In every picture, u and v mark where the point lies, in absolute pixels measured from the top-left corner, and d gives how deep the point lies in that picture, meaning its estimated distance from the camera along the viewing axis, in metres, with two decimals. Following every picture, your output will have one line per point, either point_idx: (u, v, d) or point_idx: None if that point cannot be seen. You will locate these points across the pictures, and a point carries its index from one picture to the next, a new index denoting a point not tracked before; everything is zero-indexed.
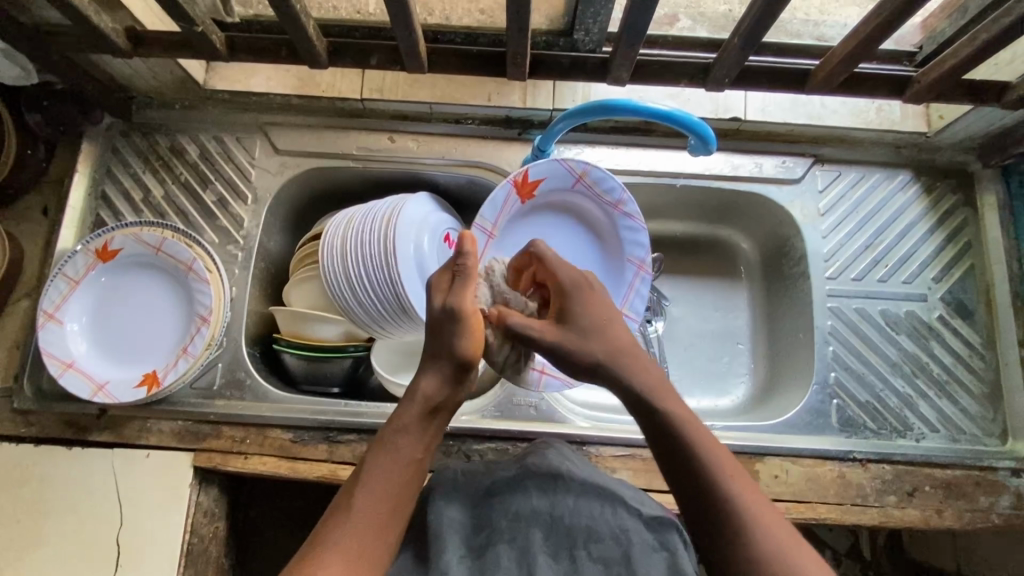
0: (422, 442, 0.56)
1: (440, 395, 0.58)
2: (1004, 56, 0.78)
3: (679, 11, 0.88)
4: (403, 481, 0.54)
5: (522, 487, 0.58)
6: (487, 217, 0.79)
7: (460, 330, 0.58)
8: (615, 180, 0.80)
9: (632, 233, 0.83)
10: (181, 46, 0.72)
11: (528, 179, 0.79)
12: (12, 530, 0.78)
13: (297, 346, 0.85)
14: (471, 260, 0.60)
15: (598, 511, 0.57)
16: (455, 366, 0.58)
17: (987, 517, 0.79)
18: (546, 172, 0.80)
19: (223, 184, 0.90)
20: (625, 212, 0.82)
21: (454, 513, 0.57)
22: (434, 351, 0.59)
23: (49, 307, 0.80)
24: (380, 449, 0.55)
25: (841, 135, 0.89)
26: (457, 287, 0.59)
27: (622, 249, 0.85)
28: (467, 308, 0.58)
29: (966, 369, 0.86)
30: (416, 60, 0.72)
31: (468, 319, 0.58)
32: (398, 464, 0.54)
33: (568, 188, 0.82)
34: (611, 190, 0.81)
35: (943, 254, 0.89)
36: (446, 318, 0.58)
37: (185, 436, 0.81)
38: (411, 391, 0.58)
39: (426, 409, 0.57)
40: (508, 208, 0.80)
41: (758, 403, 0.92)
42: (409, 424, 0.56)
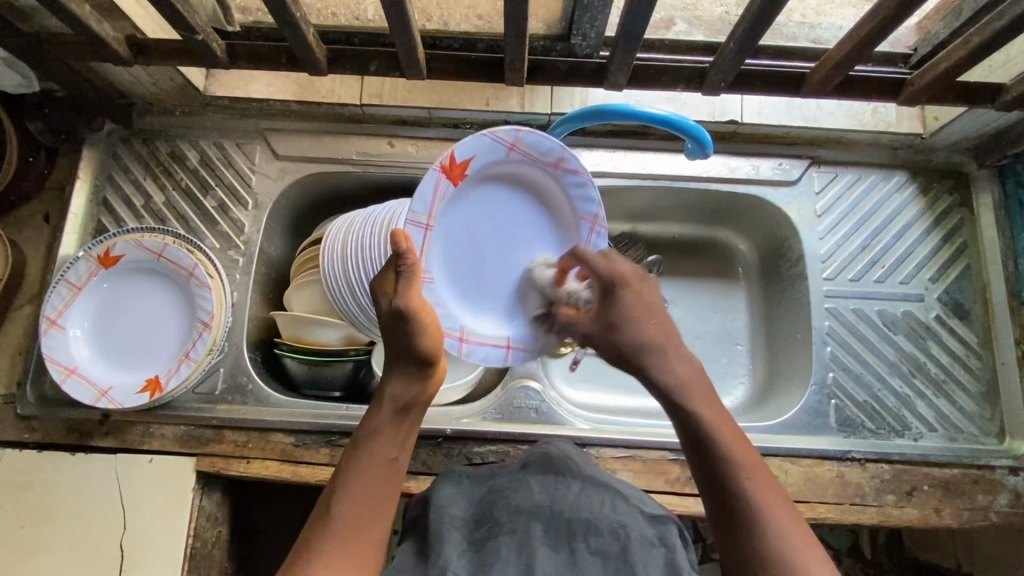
0: (397, 441, 0.57)
1: (408, 394, 0.58)
2: (998, 58, 0.79)
3: (675, 15, 0.89)
4: (382, 480, 0.55)
5: (524, 484, 0.60)
6: (417, 211, 0.58)
7: (412, 330, 0.56)
8: (552, 138, 0.61)
9: (581, 190, 0.66)
10: (182, 54, 0.72)
11: (454, 160, 0.58)
12: (16, 536, 0.78)
13: (298, 351, 0.86)
14: (413, 259, 0.56)
15: (597, 506, 0.57)
16: (415, 364, 0.57)
17: (986, 515, 0.80)
18: (473, 148, 0.59)
19: (224, 190, 0.90)
20: (568, 170, 0.64)
21: (457, 509, 0.59)
22: (395, 353, 0.58)
23: (52, 313, 0.80)
24: (356, 454, 0.56)
25: (837, 137, 0.90)
26: (402, 288, 0.56)
27: (572, 210, 0.67)
28: (415, 308, 0.56)
29: (963, 368, 0.86)
30: (415, 66, 0.72)
31: (420, 318, 0.56)
32: (375, 465, 0.55)
33: (502, 159, 0.62)
34: (551, 150, 0.62)
35: (940, 254, 0.90)
36: (397, 320, 0.56)
37: (188, 440, 0.82)
38: (379, 395, 0.58)
39: (396, 408, 0.57)
40: (439, 196, 0.59)
41: (757, 403, 0.93)
42: (381, 426, 0.57)
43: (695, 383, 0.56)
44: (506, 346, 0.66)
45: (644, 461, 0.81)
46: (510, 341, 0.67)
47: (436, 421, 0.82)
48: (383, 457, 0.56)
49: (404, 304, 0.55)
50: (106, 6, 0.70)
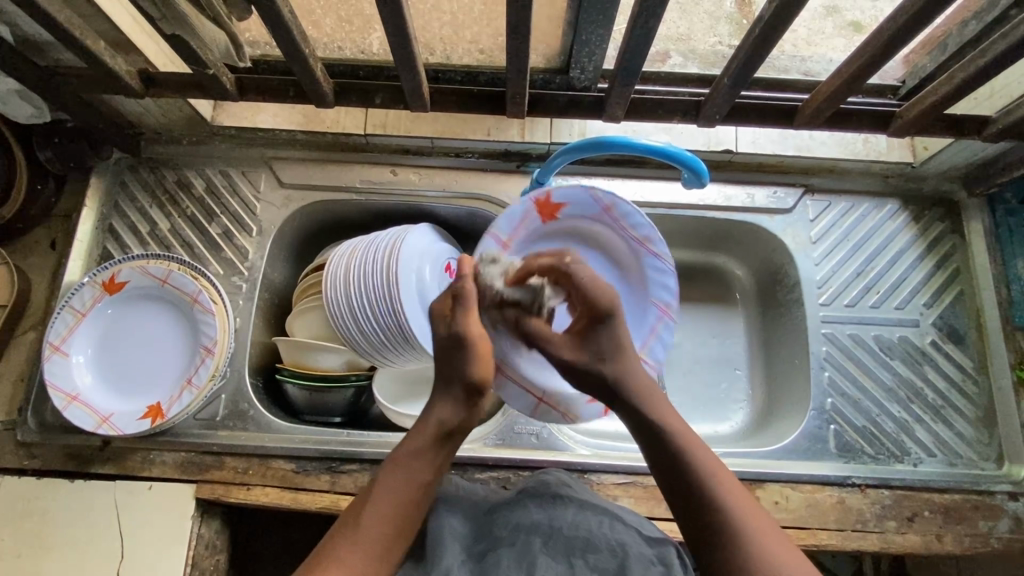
0: (432, 467, 0.59)
1: (453, 421, 0.60)
2: (984, 90, 0.81)
3: (670, 49, 0.91)
4: (409, 501, 0.57)
5: (522, 503, 0.61)
6: (500, 229, 0.73)
7: (466, 357, 0.60)
8: (642, 216, 0.76)
9: (660, 276, 0.78)
10: (192, 86, 0.74)
11: (551, 200, 0.76)
12: (13, 564, 0.77)
13: (299, 376, 0.86)
14: (469, 284, 0.62)
15: (596, 525, 0.58)
16: (463, 392, 0.60)
17: (987, 541, 0.80)
18: (569, 198, 0.76)
19: (229, 217, 0.92)
20: (651, 251, 0.77)
21: (456, 523, 0.60)
22: (445, 381, 0.61)
23: (56, 339, 0.81)
24: (390, 470, 0.58)
25: (830, 165, 0.92)
26: (461, 311, 0.61)
27: (648, 290, 0.79)
28: (473, 334, 0.60)
29: (959, 394, 0.87)
30: (420, 99, 0.74)
31: (476, 345, 0.60)
32: (407, 485, 0.57)
33: (593, 215, 0.78)
34: (638, 226, 0.76)
35: (933, 281, 0.91)
36: (455, 344, 0.60)
37: (188, 467, 0.81)
38: (424, 417, 0.61)
39: (438, 432, 0.59)
40: (527, 222, 0.76)
41: (757, 428, 0.93)
42: (421, 447, 0.59)
43: (652, 393, 0.63)
44: (538, 397, 0.76)
45: (646, 487, 0.81)
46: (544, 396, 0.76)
47: None
48: (418, 479, 0.58)
49: (467, 330, 0.60)
50: (119, 40, 0.72)
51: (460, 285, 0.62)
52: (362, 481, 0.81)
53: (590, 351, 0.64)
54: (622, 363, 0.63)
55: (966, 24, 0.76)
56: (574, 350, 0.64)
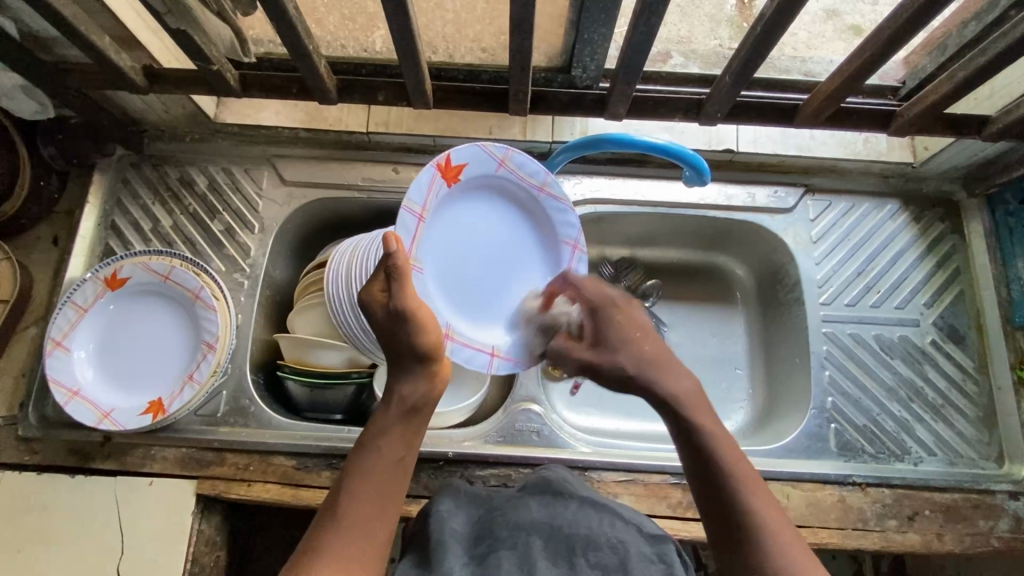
0: (404, 441, 0.59)
1: (416, 393, 0.61)
2: (983, 90, 0.81)
3: (671, 49, 0.92)
4: (386, 479, 0.57)
5: (522, 503, 0.61)
6: (414, 200, 0.64)
7: (411, 331, 0.59)
8: (536, 163, 0.72)
9: (562, 216, 0.75)
10: (196, 83, 0.74)
11: (451, 162, 0.67)
12: (12, 559, 0.77)
13: (301, 373, 0.86)
14: (400, 258, 0.58)
15: (597, 524, 0.58)
16: (416, 364, 0.61)
17: (988, 540, 0.80)
18: (468, 156, 0.68)
19: (231, 214, 0.92)
20: (550, 196, 0.74)
21: (456, 524, 0.60)
22: (398, 359, 0.61)
23: (57, 334, 0.81)
24: (362, 453, 0.58)
25: (831, 165, 0.92)
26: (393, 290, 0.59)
27: (554, 232, 0.76)
28: (412, 305, 0.59)
29: (960, 393, 0.87)
30: (423, 96, 0.75)
31: (416, 316, 0.59)
32: (380, 462, 0.58)
33: (492, 174, 0.71)
34: (535, 173, 0.72)
35: (933, 281, 0.91)
36: (397, 321, 0.59)
37: (188, 463, 0.81)
38: (386, 397, 0.61)
39: (402, 407, 0.60)
40: (435, 191, 0.67)
41: (757, 428, 0.94)
42: (387, 425, 0.59)
43: (696, 401, 0.58)
44: (490, 351, 0.72)
45: (645, 485, 0.81)
46: (494, 348, 0.73)
47: (437, 444, 0.82)
48: (392, 457, 0.58)
49: (403, 304, 0.58)
50: (125, 37, 0.72)
51: (391, 261, 0.58)
52: None
53: (602, 347, 0.63)
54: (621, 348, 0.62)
55: (966, 25, 0.77)
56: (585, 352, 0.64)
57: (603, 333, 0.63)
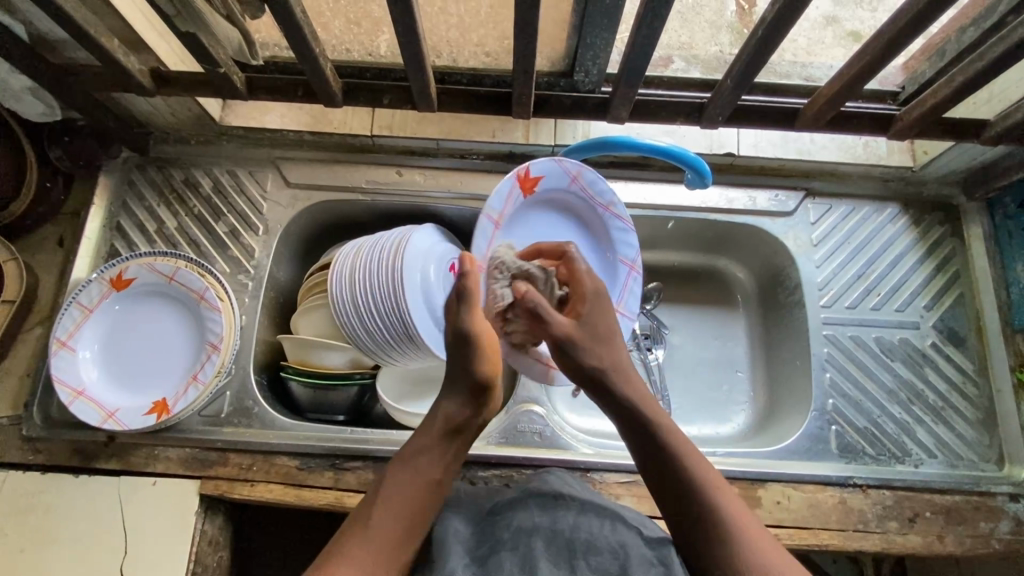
0: (441, 462, 0.63)
1: (461, 416, 0.65)
2: (982, 95, 0.82)
3: (673, 54, 0.93)
4: (419, 496, 0.60)
5: (522, 505, 0.60)
6: (493, 207, 0.77)
7: (472, 353, 0.65)
8: (605, 184, 0.81)
9: (623, 236, 0.85)
10: (203, 85, 0.75)
11: (530, 174, 0.78)
12: (16, 559, 0.77)
13: (304, 374, 0.87)
14: (472, 279, 0.66)
15: (598, 527, 0.58)
16: (468, 390, 0.65)
17: (988, 542, 0.80)
18: (545, 171, 0.79)
19: (236, 216, 0.93)
20: (613, 214, 0.84)
21: (458, 527, 0.60)
22: (452, 377, 0.66)
23: (63, 335, 0.81)
24: (402, 465, 0.62)
25: (831, 169, 0.93)
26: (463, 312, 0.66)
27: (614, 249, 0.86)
28: (478, 332, 0.65)
29: (960, 395, 0.88)
30: (427, 99, 0.75)
31: (479, 342, 0.65)
32: (417, 478, 0.61)
33: (565, 187, 0.81)
34: (602, 192, 0.82)
35: (933, 284, 0.92)
36: (463, 344, 0.65)
37: (192, 463, 0.82)
38: (434, 414, 0.66)
39: (446, 425, 0.64)
40: (513, 198, 0.78)
41: (758, 430, 0.94)
42: (429, 441, 0.63)
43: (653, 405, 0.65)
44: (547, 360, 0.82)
45: (647, 486, 0.81)
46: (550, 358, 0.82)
47: None
48: (428, 475, 0.61)
49: (470, 329, 0.65)
50: (133, 40, 0.73)
51: (462, 281, 0.66)
52: (365, 478, 0.81)
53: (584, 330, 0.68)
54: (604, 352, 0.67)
55: (964, 31, 0.77)
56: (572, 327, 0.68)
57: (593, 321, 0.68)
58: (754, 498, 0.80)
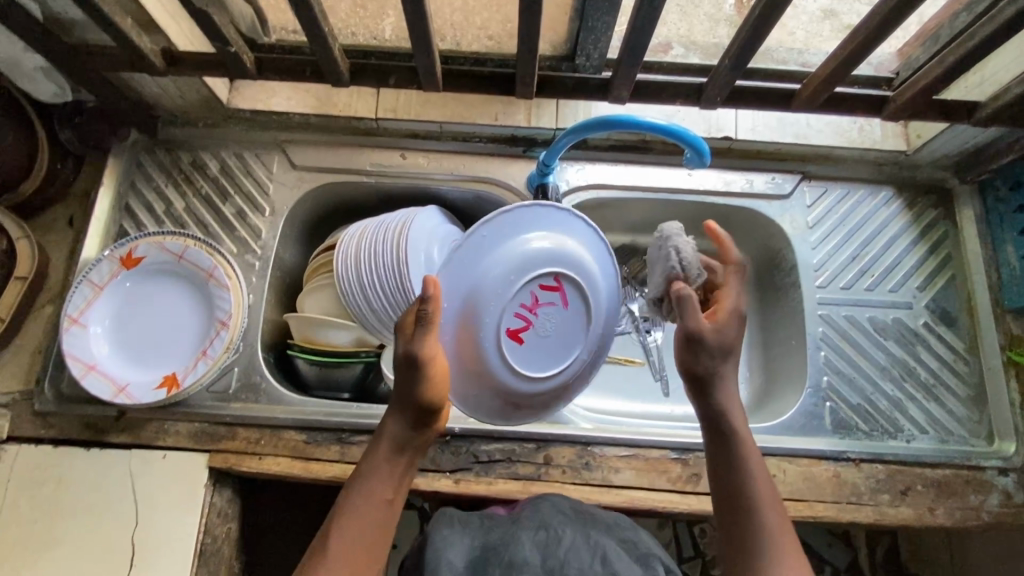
0: (391, 485, 0.62)
1: (406, 436, 0.64)
2: (973, 78, 0.84)
3: (672, 41, 0.96)
4: (374, 521, 0.60)
5: (516, 540, 0.66)
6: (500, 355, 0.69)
7: (421, 378, 0.62)
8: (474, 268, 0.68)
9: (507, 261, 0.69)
10: (213, 66, 0.77)
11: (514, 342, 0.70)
12: (29, 530, 0.79)
13: (309, 351, 0.89)
14: (433, 306, 0.61)
15: (586, 561, 0.63)
16: (414, 411, 0.63)
17: (978, 514, 0.82)
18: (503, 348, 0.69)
19: (242, 197, 0.94)
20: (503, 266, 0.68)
21: (452, 555, 0.66)
22: (398, 399, 0.64)
23: (74, 311, 0.83)
24: (352, 491, 0.61)
25: (826, 153, 0.95)
26: (421, 333, 0.61)
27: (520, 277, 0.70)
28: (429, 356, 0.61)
29: (951, 372, 0.90)
30: (432, 79, 0.76)
31: (430, 367, 0.62)
32: (368, 507, 0.60)
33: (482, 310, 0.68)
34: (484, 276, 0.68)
35: (926, 265, 0.94)
36: (412, 367, 0.61)
37: (201, 437, 0.83)
38: (378, 434, 0.64)
39: (392, 448, 0.63)
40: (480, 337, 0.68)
41: (755, 408, 0.96)
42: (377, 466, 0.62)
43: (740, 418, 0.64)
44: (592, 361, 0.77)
45: (646, 460, 0.83)
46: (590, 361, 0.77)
47: None
48: (379, 499, 0.61)
49: (420, 352, 0.61)
50: (144, 19, 0.74)
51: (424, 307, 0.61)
52: None
53: (719, 336, 0.65)
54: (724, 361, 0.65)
55: (957, 16, 0.79)
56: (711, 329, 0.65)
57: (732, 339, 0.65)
58: None
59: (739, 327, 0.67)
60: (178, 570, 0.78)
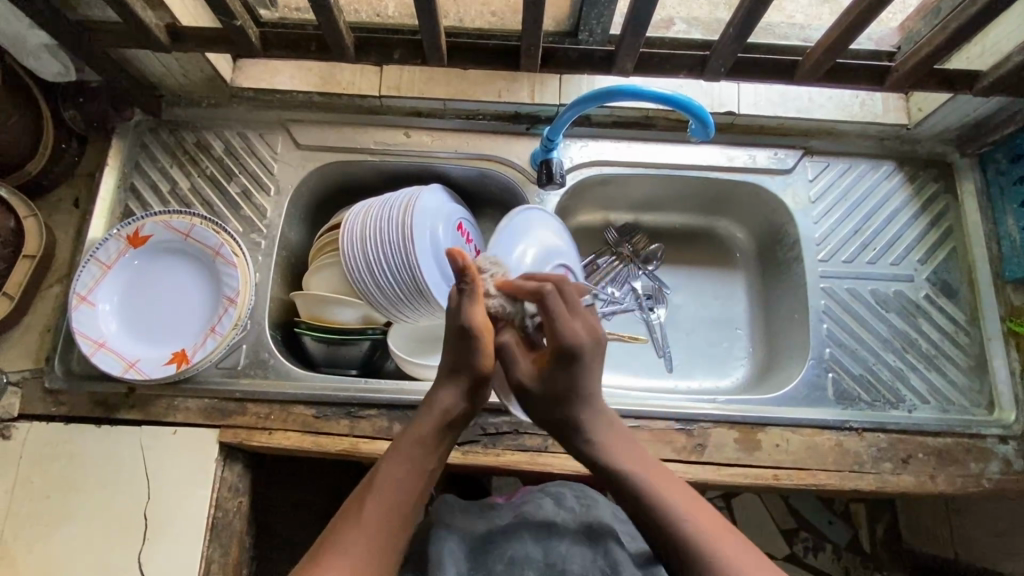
0: (435, 456, 0.64)
1: (457, 409, 0.65)
2: (975, 49, 0.84)
3: (675, 16, 0.95)
4: (413, 489, 0.61)
5: (517, 536, 0.71)
6: None
7: (471, 347, 0.62)
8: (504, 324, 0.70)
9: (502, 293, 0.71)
10: (217, 41, 0.77)
11: None
12: (42, 505, 0.80)
13: (317, 329, 0.89)
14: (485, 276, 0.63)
15: (587, 558, 0.68)
16: (470, 384, 0.65)
17: (979, 481, 0.83)
18: None
19: (247, 176, 0.95)
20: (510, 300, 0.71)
21: (452, 546, 0.69)
22: (453, 368, 0.65)
23: (83, 290, 0.83)
24: (396, 456, 0.62)
25: (828, 127, 0.95)
26: (471, 302, 0.63)
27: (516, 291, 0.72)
28: (480, 326, 0.62)
29: (951, 343, 0.91)
30: (437, 53, 0.76)
31: (480, 338, 0.62)
32: (411, 474, 0.61)
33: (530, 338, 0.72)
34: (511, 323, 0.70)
35: (927, 238, 0.95)
36: (460, 334, 0.62)
37: (212, 413, 0.84)
38: (430, 404, 0.65)
39: (442, 420, 0.64)
40: None
41: (758, 381, 0.97)
42: (426, 436, 0.63)
43: (619, 447, 0.64)
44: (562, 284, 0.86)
45: (651, 431, 0.84)
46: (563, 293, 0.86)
47: None
48: (422, 468, 0.62)
49: (469, 319, 0.62)
50: None
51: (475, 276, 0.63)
52: (379, 425, 0.84)
53: (549, 386, 0.64)
54: (575, 405, 0.64)
55: None
56: (535, 378, 0.65)
57: (565, 385, 0.64)
58: (753, 441, 0.84)
59: (568, 368, 0.63)
60: (191, 542, 0.79)
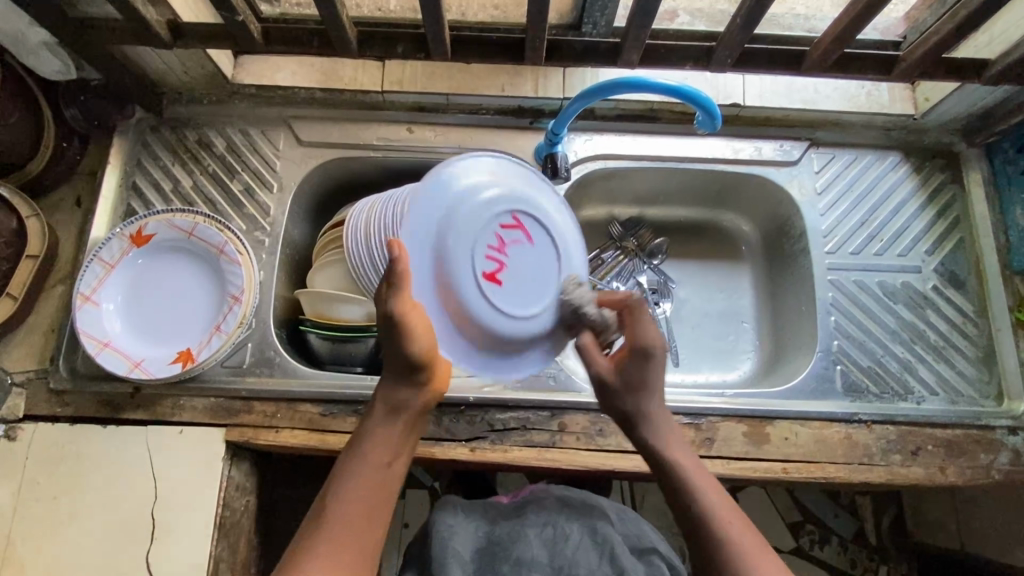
0: (388, 444, 0.62)
1: (399, 396, 0.63)
2: (982, 38, 0.84)
3: (679, 8, 0.95)
4: (370, 480, 0.60)
5: (523, 536, 0.71)
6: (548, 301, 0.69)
7: (400, 338, 0.60)
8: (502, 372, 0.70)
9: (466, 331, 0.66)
10: (220, 38, 0.76)
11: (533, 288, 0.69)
12: (49, 506, 0.80)
13: (321, 326, 0.89)
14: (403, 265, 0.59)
15: (593, 560, 0.69)
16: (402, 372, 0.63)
17: (988, 473, 0.83)
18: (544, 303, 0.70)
19: (249, 173, 0.94)
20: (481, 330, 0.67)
21: (459, 545, 0.70)
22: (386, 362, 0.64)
23: (85, 290, 0.83)
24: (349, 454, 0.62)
25: (833, 118, 0.95)
26: (394, 293, 0.60)
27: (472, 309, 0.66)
28: (405, 316, 0.59)
29: (960, 334, 0.90)
30: (441, 47, 0.76)
31: (405, 325, 0.60)
32: (362, 467, 0.60)
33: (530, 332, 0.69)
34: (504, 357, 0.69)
35: (935, 229, 0.94)
36: (388, 327, 0.60)
37: (218, 412, 0.84)
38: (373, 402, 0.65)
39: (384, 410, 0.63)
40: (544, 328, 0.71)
41: (766, 374, 0.97)
42: (369, 429, 0.63)
43: (674, 439, 0.65)
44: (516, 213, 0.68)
45: None
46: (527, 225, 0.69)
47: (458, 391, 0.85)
48: (376, 458, 0.61)
49: (394, 311, 0.59)
50: None
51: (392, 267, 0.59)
52: None
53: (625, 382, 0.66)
54: (644, 399, 0.66)
55: None
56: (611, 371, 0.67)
57: (638, 378, 0.66)
58: (762, 435, 0.83)
59: (644, 366, 0.65)
60: (199, 541, 0.79)
